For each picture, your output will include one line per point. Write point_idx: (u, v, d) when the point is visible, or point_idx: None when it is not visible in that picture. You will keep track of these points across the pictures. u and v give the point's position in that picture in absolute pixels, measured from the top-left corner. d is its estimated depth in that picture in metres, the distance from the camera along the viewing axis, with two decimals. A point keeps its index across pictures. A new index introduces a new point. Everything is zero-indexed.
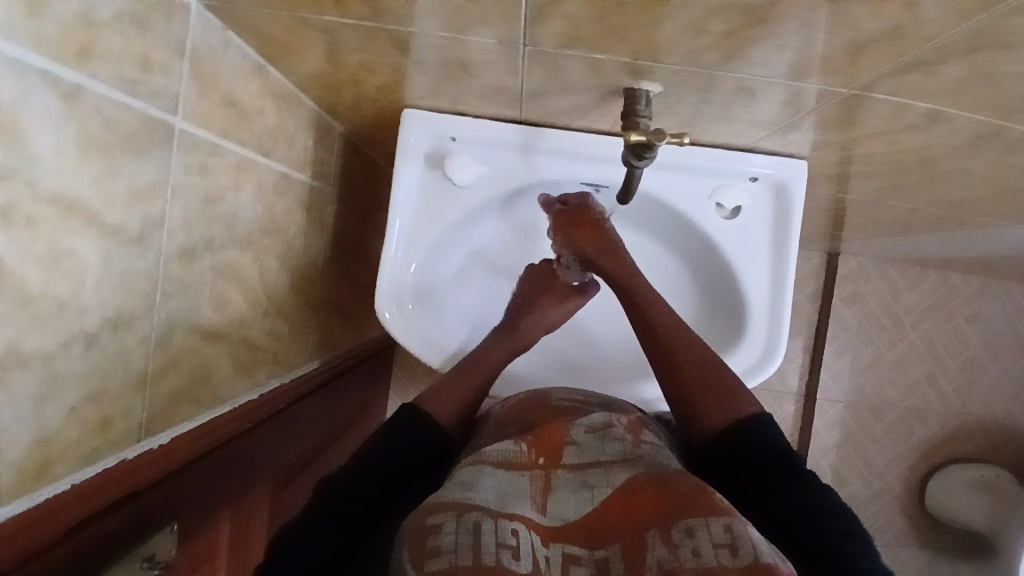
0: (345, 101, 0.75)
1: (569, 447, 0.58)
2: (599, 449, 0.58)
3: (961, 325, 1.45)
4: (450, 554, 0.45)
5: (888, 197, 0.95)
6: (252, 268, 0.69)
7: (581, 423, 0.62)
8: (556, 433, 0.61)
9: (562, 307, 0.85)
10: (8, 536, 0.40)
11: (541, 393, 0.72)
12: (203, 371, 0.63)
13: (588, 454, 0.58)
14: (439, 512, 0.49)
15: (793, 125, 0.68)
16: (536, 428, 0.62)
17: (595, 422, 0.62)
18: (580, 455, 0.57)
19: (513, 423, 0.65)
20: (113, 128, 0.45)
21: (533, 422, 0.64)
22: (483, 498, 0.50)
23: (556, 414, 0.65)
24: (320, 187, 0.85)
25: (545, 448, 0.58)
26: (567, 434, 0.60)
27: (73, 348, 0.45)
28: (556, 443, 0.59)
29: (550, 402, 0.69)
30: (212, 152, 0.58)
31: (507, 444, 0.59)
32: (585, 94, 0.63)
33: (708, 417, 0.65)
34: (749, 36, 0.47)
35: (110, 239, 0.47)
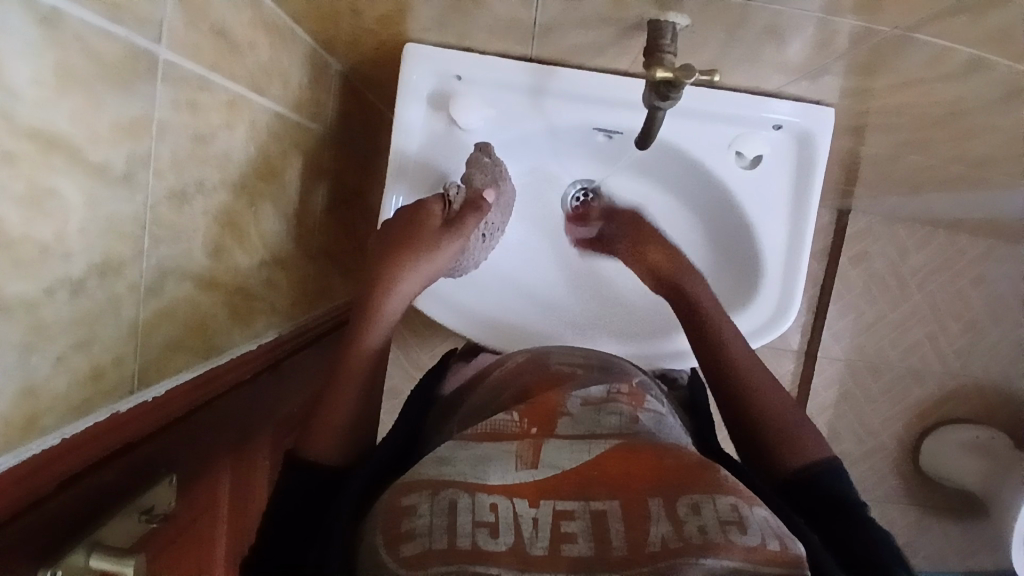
0: (344, 35, 0.70)
1: (563, 417, 0.53)
2: (593, 421, 0.53)
3: (966, 288, 1.44)
4: (423, 537, 0.41)
5: (909, 153, 0.91)
6: (247, 213, 0.66)
7: (576, 396, 0.57)
8: (548, 402, 0.56)
9: (444, 248, 0.72)
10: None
11: (539, 355, 0.69)
12: (198, 321, 0.61)
13: (583, 426, 0.52)
14: (413, 491, 0.45)
15: (823, 69, 0.64)
16: (529, 401, 0.57)
17: (591, 395, 0.57)
18: (574, 427, 0.52)
19: (508, 397, 0.61)
20: (95, 58, 0.41)
21: (528, 392, 0.60)
22: (459, 472, 0.46)
23: (554, 381, 0.61)
24: (317, 129, 0.80)
25: (538, 417, 0.53)
26: (561, 405, 0.55)
27: (59, 295, 0.42)
28: (548, 414, 0.54)
29: (547, 367, 0.65)
30: (202, 86, 0.53)
31: (499, 415, 0.55)
32: (604, 28, 0.58)
33: (784, 451, 0.61)
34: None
35: (94, 179, 0.43)
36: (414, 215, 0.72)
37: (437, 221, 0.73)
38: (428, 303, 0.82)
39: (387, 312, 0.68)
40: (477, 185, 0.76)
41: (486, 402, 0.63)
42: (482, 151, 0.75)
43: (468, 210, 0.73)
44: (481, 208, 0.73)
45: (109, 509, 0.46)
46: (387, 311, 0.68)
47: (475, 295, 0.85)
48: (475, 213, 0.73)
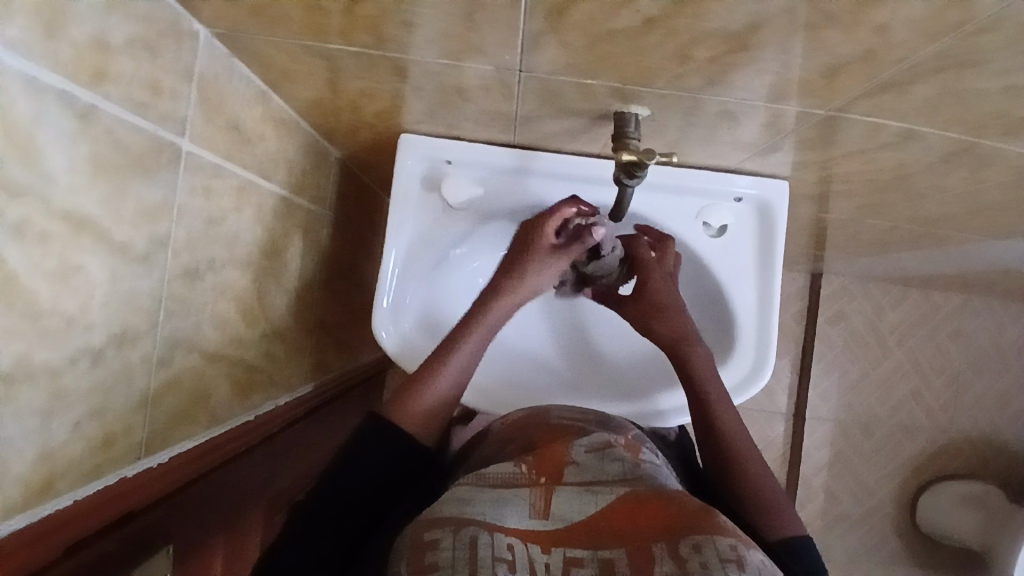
0: (343, 126, 0.77)
1: (570, 467, 0.55)
2: (598, 469, 0.55)
3: (944, 342, 1.49)
4: (448, 568, 0.44)
5: (869, 216, 0.98)
6: (251, 288, 0.70)
7: (580, 443, 0.59)
8: (554, 454, 0.57)
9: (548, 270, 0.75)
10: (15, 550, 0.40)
11: (538, 412, 0.69)
12: (202, 392, 0.63)
13: (589, 473, 0.55)
14: (436, 527, 0.48)
15: (774, 147, 0.71)
16: (536, 451, 0.59)
17: (594, 442, 0.59)
18: (580, 474, 0.54)
19: (514, 445, 0.62)
20: (123, 150, 0.47)
21: (533, 442, 0.61)
22: (480, 511, 0.49)
23: (557, 432, 0.62)
24: (317, 211, 0.86)
25: (545, 468, 0.55)
26: (566, 455, 0.57)
27: (80, 364, 0.45)
28: (556, 463, 0.56)
29: (549, 421, 0.65)
30: (216, 174, 0.59)
31: (507, 466, 0.56)
32: (576, 119, 0.64)
33: (766, 524, 0.64)
34: (732, 60, 0.50)
35: (118, 258, 0.47)
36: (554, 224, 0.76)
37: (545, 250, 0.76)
38: None
39: (458, 355, 0.71)
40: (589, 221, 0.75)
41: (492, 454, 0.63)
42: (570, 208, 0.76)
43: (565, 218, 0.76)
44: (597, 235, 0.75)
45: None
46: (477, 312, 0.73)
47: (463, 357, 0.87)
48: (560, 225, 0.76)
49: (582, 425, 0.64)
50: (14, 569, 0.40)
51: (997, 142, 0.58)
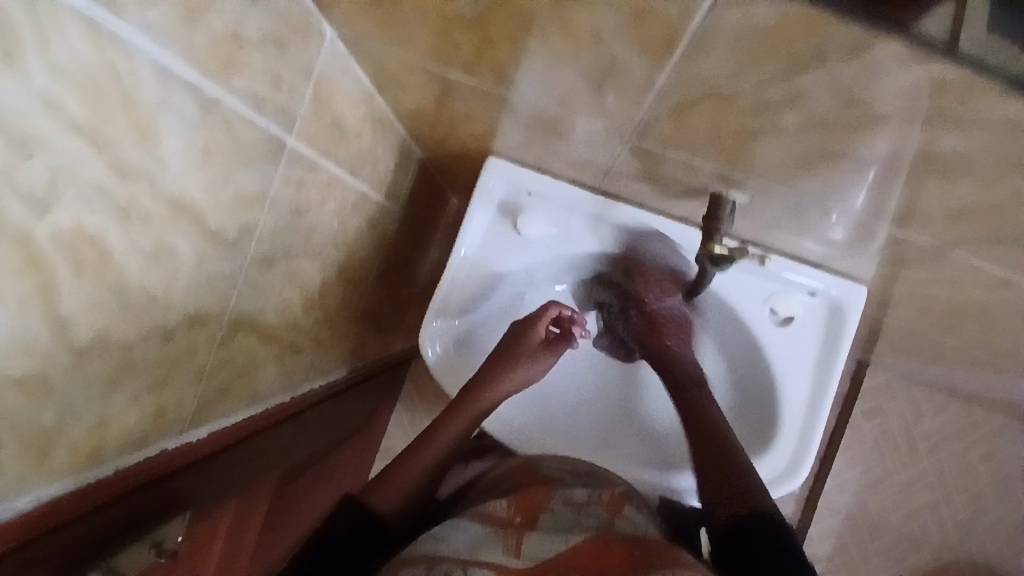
0: (435, 135, 0.77)
1: (546, 513, 0.59)
2: (572, 521, 0.58)
3: (977, 462, 1.43)
4: None
5: (935, 329, 0.95)
6: (316, 277, 0.71)
7: (561, 494, 0.63)
8: (534, 497, 0.62)
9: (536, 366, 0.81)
10: (50, 511, 0.42)
11: (532, 461, 0.72)
12: (251, 370, 0.65)
13: (561, 521, 0.58)
14: (411, 565, 0.53)
15: (860, 253, 0.69)
16: (517, 492, 0.63)
17: (575, 496, 0.63)
18: (554, 521, 0.58)
19: (498, 489, 0.67)
20: (235, 140, 0.48)
21: (517, 485, 0.66)
22: (453, 548, 0.54)
23: (540, 479, 0.66)
24: (389, 207, 0.87)
25: (523, 509, 0.60)
26: (545, 501, 0.61)
27: (151, 339, 0.47)
28: (534, 506, 0.60)
29: (539, 470, 0.69)
30: (311, 169, 0.60)
31: (491, 502, 0.61)
32: (673, 187, 0.63)
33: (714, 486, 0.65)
34: (849, 173, 0.48)
35: (208, 242, 0.49)
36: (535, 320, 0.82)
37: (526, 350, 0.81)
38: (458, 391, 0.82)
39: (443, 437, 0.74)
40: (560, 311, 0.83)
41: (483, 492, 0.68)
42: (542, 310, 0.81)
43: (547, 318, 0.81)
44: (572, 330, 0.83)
45: (113, 546, 0.50)
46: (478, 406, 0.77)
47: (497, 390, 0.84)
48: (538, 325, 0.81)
49: (569, 477, 0.67)
50: (49, 522, 0.42)
51: None
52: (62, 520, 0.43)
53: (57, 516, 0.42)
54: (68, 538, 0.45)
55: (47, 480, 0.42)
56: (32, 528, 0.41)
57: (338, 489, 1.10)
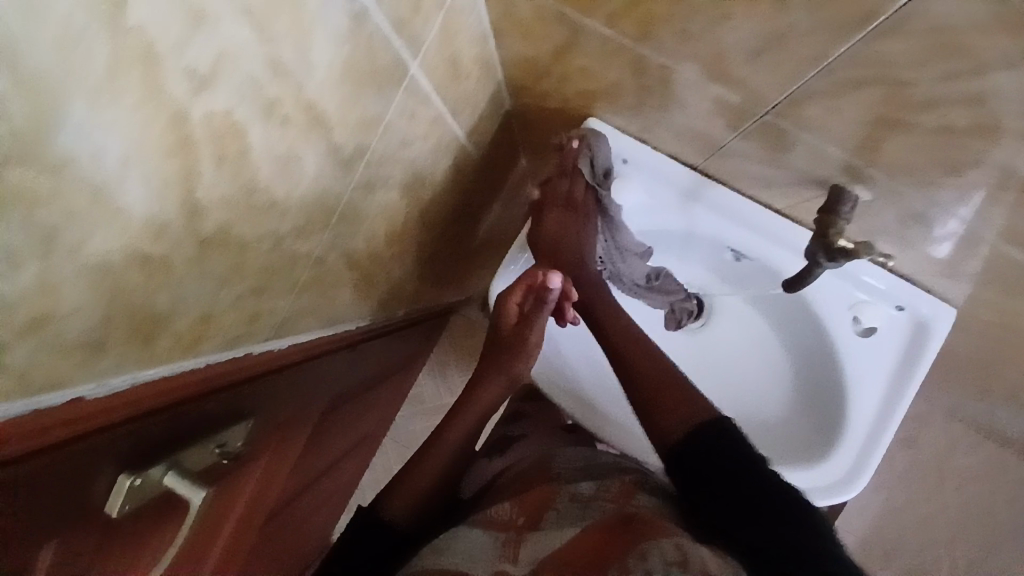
0: (537, 89, 0.76)
1: (549, 513, 0.61)
2: (577, 516, 0.60)
3: (1006, 509, 1.40)
4: None
5: (1007, 369, 0.92)
6: (402, 213, 0.71)
7: (567, 489, 0.65)
8: (539, 497, 0.65)
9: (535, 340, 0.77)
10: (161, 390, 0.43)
11: (545, 457, 0.74)
12: (332, 295, 0.65)
13: (563, 516, 0.60)
14: None
15: (961, 274, 0.66)
16: (521, 494, 0.66)
17: (582, 491, 0.64)
18: (555, 517, 0.60)
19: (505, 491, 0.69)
20: (372, 59, 0.47)
21: (523, 484, 0.69)
22: (451, 560, 0.57)
23: (548, 477, 0.68)
24: (474, 156, 0.86)
25: (528, 511, 0.63)
26: (550, 498, 0.64)
27: (262, 245, 0.47)
28: (537, 507, 0.63)
29: (550, 467, 0.71)
30: (424, 103, 0.59)
31: (495, 507, 0.65)
32: (790, 175, 0.62)
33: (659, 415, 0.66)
34: (997, 168, 0.46)
35: (329, 158, 0.48)
36: (542, 217, 0.77)
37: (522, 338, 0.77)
38: None
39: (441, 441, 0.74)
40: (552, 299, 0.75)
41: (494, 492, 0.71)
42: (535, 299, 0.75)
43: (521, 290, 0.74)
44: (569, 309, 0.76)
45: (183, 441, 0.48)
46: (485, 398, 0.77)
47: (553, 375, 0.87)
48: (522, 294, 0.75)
49: (573, 472, 0.69)
50: (157, 400, 0.43)
51: None
52: (162, 402, 0.43)
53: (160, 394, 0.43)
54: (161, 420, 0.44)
55: (147, 363, 0.43)
56: (97, 423, 0.38)
57: (366, 428, 1.10)
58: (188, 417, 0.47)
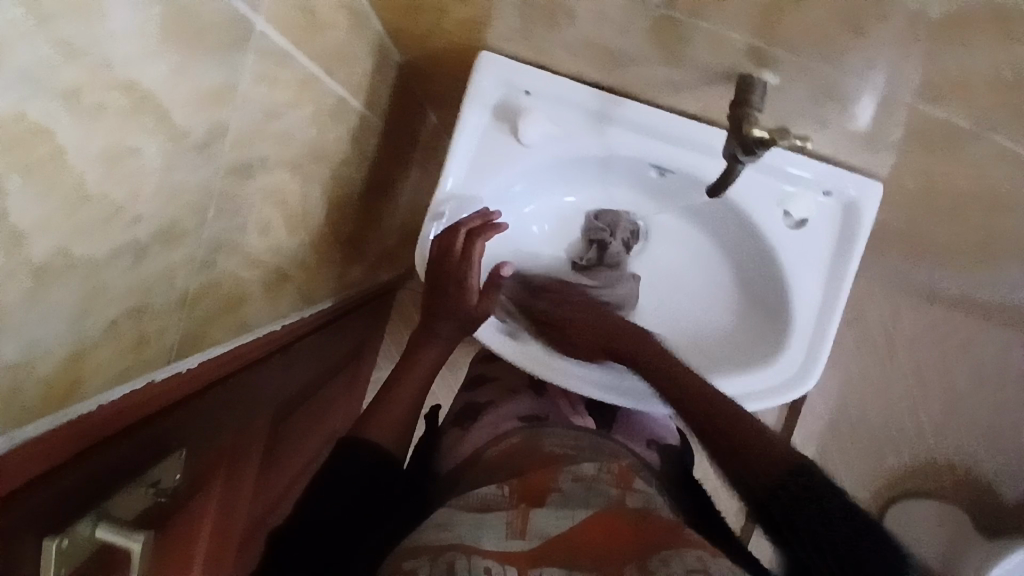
0: (418, 29, 0.69)
1: (553, 494, 0.53)
2: (582, 498, 0.53)
3: (953, 363, 1.49)
4: None
5: (936, 231, 0.93)
6: (298, 195, 0.64)
7: (569, 471, 0.57)
8: (540, 478, 0.55)
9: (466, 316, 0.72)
10: (67, 433, 0.39)
11: (531, 435, 0.66)
12: (237, 298, 0.59)
13: (568, 502, 0.52)
14: (415, 556, 0.47)
15: (882, 144, 0.65)
16: (524, 475, 0.57)
17: (582, 471, 0.57)
18: (562, 503, 0.52)
19: (500, 469, 0.59)
20: (198, 16, 0.40)
21: (522, 465, 0.59)
22: (457, 535, 0.48)
23: (548, 458, 0.60)
24: (370, 118, 0.79)
25: (529, 491, 0.53)
26: (551, 482, 0.55)
27: (122, 259, 0.41)
28: (538, 491, 0.53)
29: (541, 447, 0.62)
30: (284, 62, 0.52)
31: (491, 488, 0.55)
32: (694, 70, 0.58)
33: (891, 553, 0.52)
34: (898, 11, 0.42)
35: (176, 143, 0.42)
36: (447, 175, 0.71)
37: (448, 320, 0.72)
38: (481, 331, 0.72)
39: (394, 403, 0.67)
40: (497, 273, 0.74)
41: (480, 472, 0.61)
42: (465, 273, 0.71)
43: (476, 241, 0.70)
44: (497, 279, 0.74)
45: (117, 485, 0.44)
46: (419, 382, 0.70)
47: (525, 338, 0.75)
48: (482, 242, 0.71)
49: (575, 452, 0.61)
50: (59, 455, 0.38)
51: None
52: (64, 456, 0.38)
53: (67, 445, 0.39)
54: (71, 475, 0.39)
55: (19, 421, 0.36)
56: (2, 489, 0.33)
57: (331, 425, 1.04)
58: (105, 458, 0.42)
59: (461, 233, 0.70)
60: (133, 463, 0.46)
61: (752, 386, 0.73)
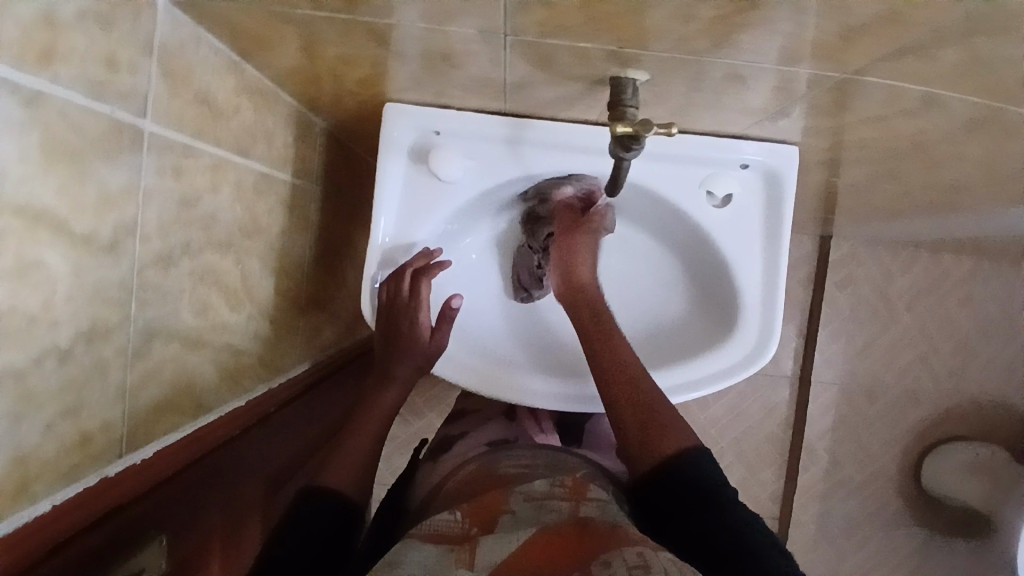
0: (325, 95, 0.73)
1: (504, 516, 0.54)
2: (532, 516, 0.54)
3: (955, 307, 1.46)
4: None
5: (882, 183, 0.94)
6: (234, 272, 0.67)
7: (519, 492, 0.58)
8: (492, 501, 0.57)
9: (418, 354, 0.73)
10: (20, 539, 0.42)
11: (491, 461, 0.68)
12: (186, 381, 0.61)
13: (520, 519, 0.53)
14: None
15: (781, 114, 0.65)
16: (474, 500, 0.59)
17: (534, 489, 0.58)
18: (513, 522, 0.53)
19: (457, 498, 0.61)
20: (78, 133, 0.43)
21: (474, 492, 0.61)
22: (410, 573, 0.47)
23: (499, 481, 0.62)
24: (303, 185, 0.82)
25: (479, 517, 0.55)
26: (503, 503, 0.57)
27: (47, 364, 0.43)
28: (489, 513, 0.55)
29: (496, 470, 0.65)
30: (186, 154, 0.56)
31: (442, 516, 0.56)
32: (572, 84, 0.60)
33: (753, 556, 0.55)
34: (740, 20, 0.43)
35: (81, 249, 0.44)
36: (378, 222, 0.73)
37: (403, 359, 0.73)
38: (442, 367, 0.75)
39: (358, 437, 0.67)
40: (449, 305, 0.75)
41: (441, 505, 0.62)
42: (410, 311, 0.72)
43: (420, 280, 0.72)
44: (446, 315, 0.74)
45: None
46: (382, 411, 0.71)
47: (491, 364, 0.78)
48: (428, 281, 0.73)
49: (530, 471, 0.63)
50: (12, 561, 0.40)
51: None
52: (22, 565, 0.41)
53: (23, 552, 0.41)
54: None
55: None
56: None
57: None
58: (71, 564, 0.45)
59: (406, 275, 0.72)
60: (93, 554, 0.47)
61: (716, 367, 0.74)
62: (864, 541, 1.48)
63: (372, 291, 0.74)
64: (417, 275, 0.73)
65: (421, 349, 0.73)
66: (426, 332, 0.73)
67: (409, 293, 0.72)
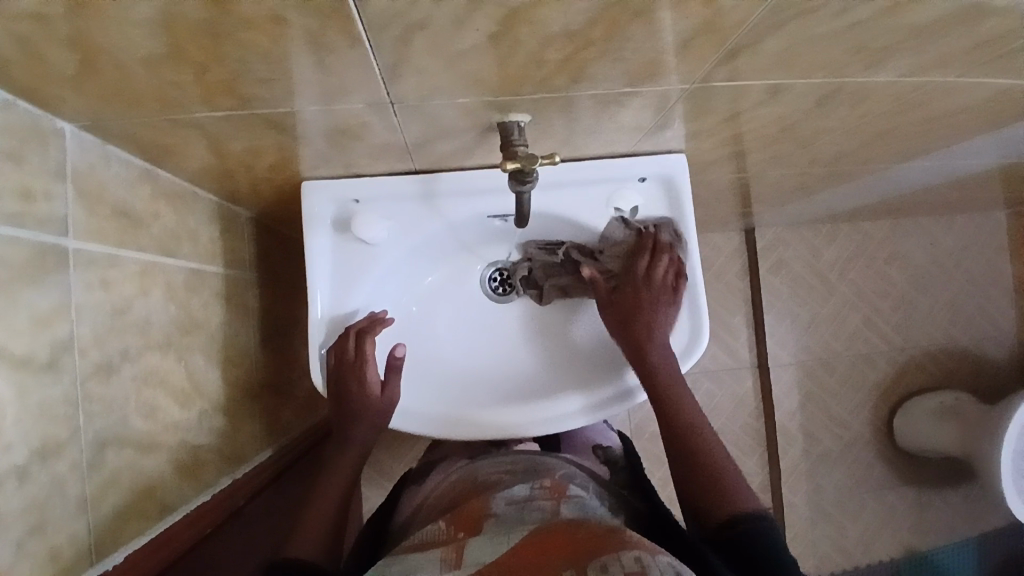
0: (241, 186, 0.76)
1: (488, 519, 0.56)
2: (517, 518, 0.56)
3: (883, 267, 1.56)
4: None
5: (778, 168, 1.02)
6: (178, 370, 0.68)
7: (500, 496, 0.61)
8: (476, 507, 0.59)
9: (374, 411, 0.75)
10: None
11: (470, 471, 0.72)
12: (147, 484, 0.61)
13: (504, 522, 0.55)
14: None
15: (661, 127, 0.71)
16: (457, 509, 0.60)
17: (515, 494, 0.61)
18: (498, 523, 0.55)
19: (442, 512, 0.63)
20: (5, 263, 0.45)
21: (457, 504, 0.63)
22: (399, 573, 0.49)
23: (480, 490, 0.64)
24: (236, 275, 0.85)
25: (464, 523, 0.56)
26: (486, 508, 0.59)
27: (6, 486, 0.44)
28: (474, 519, 0.57)
29: (476, 481, 0.68)
30: (111, 264, 0.58)
31: (428, 528, 0.58)
32: (464, 134, 0.65)
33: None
34: (587, 56, 0.49)
35: (21, 370, 0.46)
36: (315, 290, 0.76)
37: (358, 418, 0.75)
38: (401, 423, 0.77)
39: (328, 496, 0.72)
40: (394, 357, 0.77)
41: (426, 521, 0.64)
42: (356, 372, 0.74)
43: (365, 339, 0.75)
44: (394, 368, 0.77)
45: None
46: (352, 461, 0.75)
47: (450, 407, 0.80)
48: (373, 338, 0.75)
49: (507, 477, 0.66)
50: None
51: (862, 77, 0.59)
52: None
53: None
54: None
55: None
56: None
57: None
58: None
59: (349, 337, 0.75)
60: None
61: None
62: (860, 507, 1.52)
63: (320, 357, 0.76)
64: (360, 334, 0.75)
65: (373, 407, 0.75)
66: (377, 388, 0.75)
67: (355, 355, 0.74)
